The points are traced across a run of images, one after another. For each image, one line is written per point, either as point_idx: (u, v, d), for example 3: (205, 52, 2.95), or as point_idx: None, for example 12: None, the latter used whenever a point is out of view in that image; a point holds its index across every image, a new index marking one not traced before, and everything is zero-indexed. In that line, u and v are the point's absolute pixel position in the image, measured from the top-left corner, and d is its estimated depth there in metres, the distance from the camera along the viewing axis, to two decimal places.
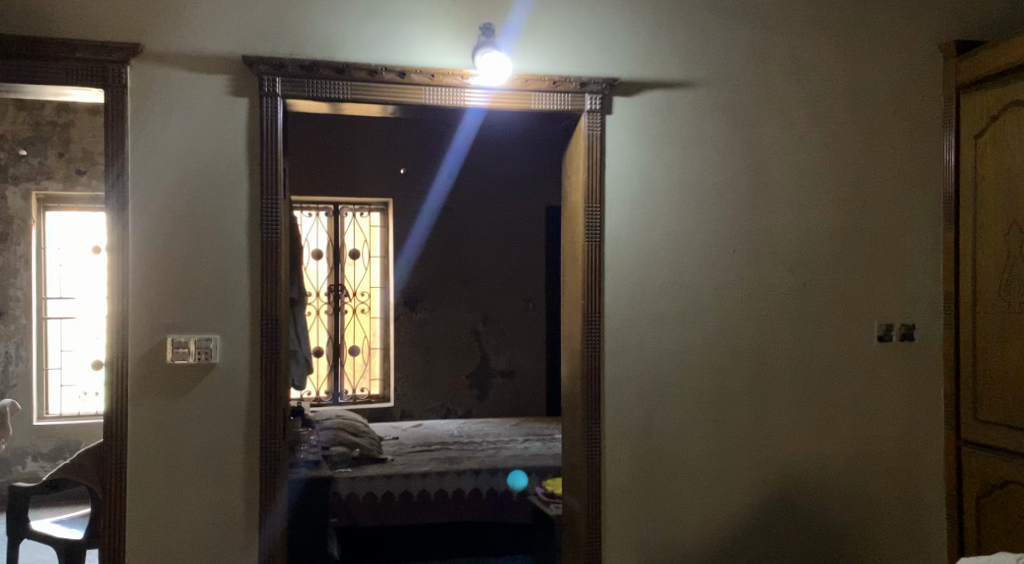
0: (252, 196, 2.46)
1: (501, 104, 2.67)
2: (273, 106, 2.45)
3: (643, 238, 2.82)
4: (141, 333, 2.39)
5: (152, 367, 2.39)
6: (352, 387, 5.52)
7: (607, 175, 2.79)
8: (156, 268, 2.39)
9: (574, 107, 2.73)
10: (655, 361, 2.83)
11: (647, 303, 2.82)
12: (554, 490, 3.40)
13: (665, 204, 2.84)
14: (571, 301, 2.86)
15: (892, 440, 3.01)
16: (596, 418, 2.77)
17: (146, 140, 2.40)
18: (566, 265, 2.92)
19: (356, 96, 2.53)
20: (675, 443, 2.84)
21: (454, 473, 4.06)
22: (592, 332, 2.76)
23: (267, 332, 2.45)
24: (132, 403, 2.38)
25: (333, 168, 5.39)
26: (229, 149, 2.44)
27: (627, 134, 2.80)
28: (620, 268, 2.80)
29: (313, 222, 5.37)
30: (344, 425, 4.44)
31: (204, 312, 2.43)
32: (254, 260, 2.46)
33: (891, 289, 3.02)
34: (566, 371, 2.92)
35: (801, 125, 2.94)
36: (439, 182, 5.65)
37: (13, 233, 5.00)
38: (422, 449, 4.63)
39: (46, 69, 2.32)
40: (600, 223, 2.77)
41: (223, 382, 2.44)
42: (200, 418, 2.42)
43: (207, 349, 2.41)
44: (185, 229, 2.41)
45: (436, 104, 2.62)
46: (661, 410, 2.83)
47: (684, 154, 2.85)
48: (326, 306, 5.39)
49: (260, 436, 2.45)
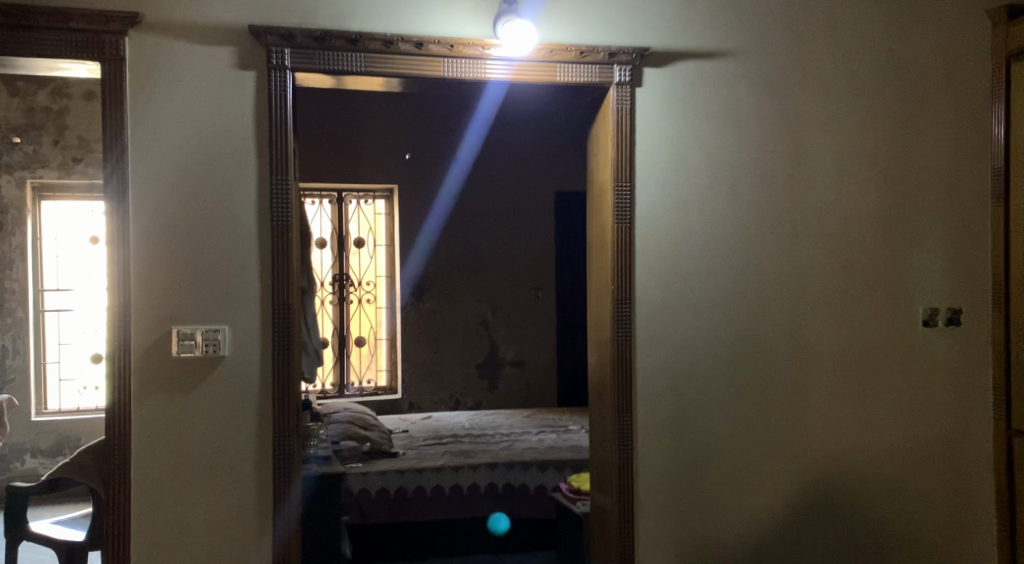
0: (261, 178, 2.29)
1: (524, 77, 2.50)
2: (283, 80, 2.28)
3: (676, 219, 2.65)
4: (143, 326, 2.22)
5: (157, 361, 2.23)
6: (359, 379, 5.35)
7: (637, 151, 2.62)
8: (159, 256, 2.22)
9: (602, 80, 2.56)
10: (689, 349, 2.67)
11: (681, 288, 2.66)
12: (580, 486, 3.26)
13: (698, 182, 2.67)
14: (599, 287, 2.70)
15: (935, 429, 2.86)
16: (628, 411, 2.61)
17: (145, 117, 2.22)
18: (593, 248, 2.75)
19: (372, 70, 2.36)
20: (711, 435, 2.69)
21: (470, 468, 3.90)
22: (622, 318, 2.60)
23: (279, 323, 2.28)
24: (135, 400, 2.22)
25: (336, 153, 5.22)
26: (236, 128, 2.27)
27: (658, 107, 2.63)
28: (652, 250, 2.64)
29: (316, 210, 5.22)
30: (353, 419, 4.29)
31: (211, 303, 2.26)
32: (264, 245, 2.29)
33: (936, 271, 2.86)
34: (593, 361, 2.76)
35: (841, 98, 2.77)
36: (444, 168, 5.46)
37: (8, 223, 4.82)
38: (435, 442, 4.48)
39: (37, 41, 2.14)
40: (630, 203, 2.60)
41: (233, 376, 2.28)
42: (209, 415, 2.26)
43: (216, 341, 2.25)
44: (189, 213, 2.24)
45: (454, 78, 2.45)
46: (695, 400, 2.68)
47: (718, 128, 2.68)
48: (331, 296, 5.24)
49: (273, 435, 2.29)
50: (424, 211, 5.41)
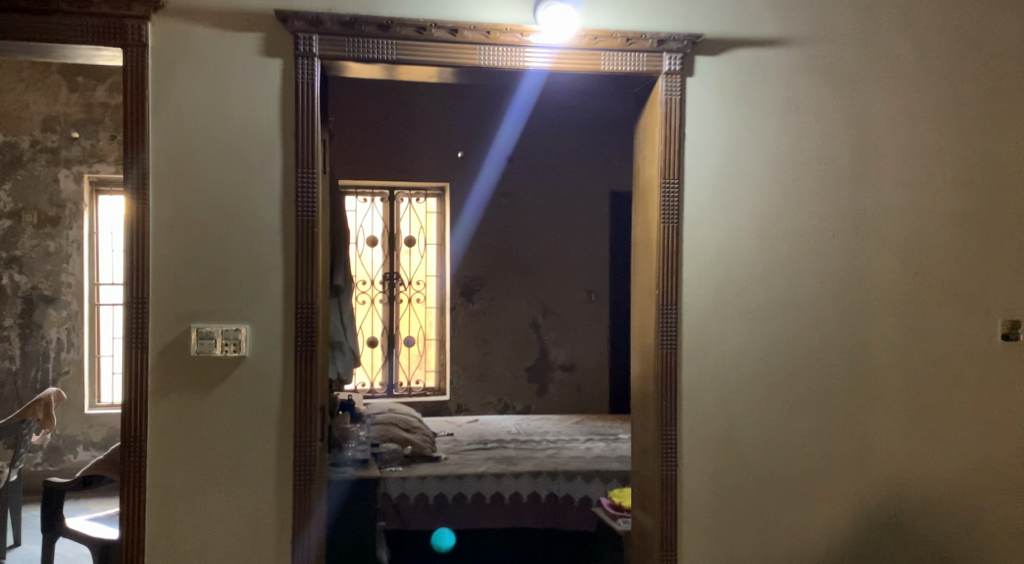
0: (287, 171, 2.19)
1: (565, 66, 2.34)
2: (310, 68, 2.18)
3: (729, 220, 2.45)
4: (162, 323, 2.15)
5: (176, 359, 2.16)
6: (407, 379, 5.27)
7: (687, 146, 2.43)
8: (179, 252, 2.15)
9: (650, 69, 2.38)
10: (740, 359, 2.46)
11: (733, 294, 2.46)
12: (622, 503, 3.08)
13: (754, 179, 2.46)
14: (643, 291, 2.52)
15: (1016, 453, 2.59)
16: (672, 424, 2.42)
17: (168, 106, 2.14)
18: (638, 250, 2.57)
19: (404, 59, 2.24)
20: (763, 453, 2.48)
21: (512, 476, 3.78)
22: (667, 324, 2.42)
23: (303, 324, 2.19)
24: (152, 399, 2.15)
25: (386, 150, 5.14)
26: (260, 118, 2.18)
27: (712, 98, 2.44)
28: (701, 252, 2.44)
29: (368, 208, 5.17)
30: (396, 420, 4.19)
31: (232, 301, 2.18)
32: (287, 241, 2.20)
33: (1019, 280, 2.59)
34: (636, 369, 2.57)
35: (914, 88, 2.53)
36: (494, 165, 5.31)
37: (66, 217, 4.88)
38: (479, 447, 4.34)
39: (60, 27, 2.09)
40: (678, 202, 2.42)
41: (254, 377, 2.19)
42: (228, 415, 2.18)
43: (236, 340, 2.16)
44: (210, 208, 2.16)
45: (491, 66, 2.31)
46: (746, 414, 2.47)
47: (778, 121, 2.47)
48: (380, 295, 5.17)
49: (294, 441, 2.20)
50: (473, 209, 5.29)
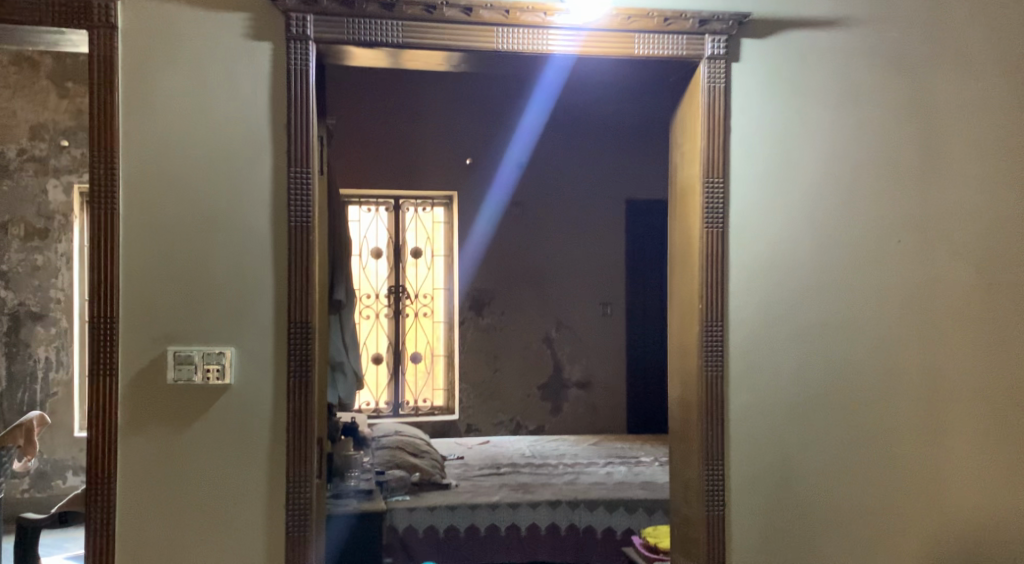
0: (277, 170, 1.91)
1: (595, 50, 2.06)
2: (304, 52, 1.91)
3: (780, 224, 2.16)
4: (134, 346, 1.86)
5: (150, 387, 1.87)
6: (414, 398, 4.97)
7: (733, 140, 2.14)
8: (152, 263, 1.87)
9: (690, 54, 2.10)
10: (793, 382, 2.16)
11: (787, 309, 2.16)
12: (656, 542, 2.79)
13: (807, 178, 2.17)
14: (683, 305, 2.23)
15: None
16: (718, 459, 2.13)
17: (141, 97, 1.86)
18: (676, 259, 2.28)
19: (413, 43, 1.97)
20: (822, 492, 2.17)
21: (529, 505, 3.48)
22: (712, 343, 2.13)
23: (297, 345, 1.91)
24: (122, 434, 1.86)
25: (392, 157, 4.86)
26: (248, 110, 1.90)
27: (761, 86, 2.15)
28: (749, 261, 2.15)
29: (372, 218, 4.90)
30: (402, 443, 3.90)
31: (216, 320, 1.89)
32: (279, 251, 1.91)
33: None
34: (675, 393, 2.28)
35: (986, 75, 2.23)
36: (505, 171, 5.03)
37: (55, 229, 4.61)
38: (491, 473, 4.03)
39: (15, 5, 1.80)
40: (723, 203, 2.13)
41: (241, 408, 1.90)
42: (212, 453, 1.90)
43: (220, 366, 1.88)
44: (190, 212, 1.88)
45: (510, 52, 2.03)
46: (800, 445, 2.17)
47: (834, 113, 2.18)
48: (386, 309, 4.88)
49: (286, 480, 1.92)
50: (487, 221, 5.01)
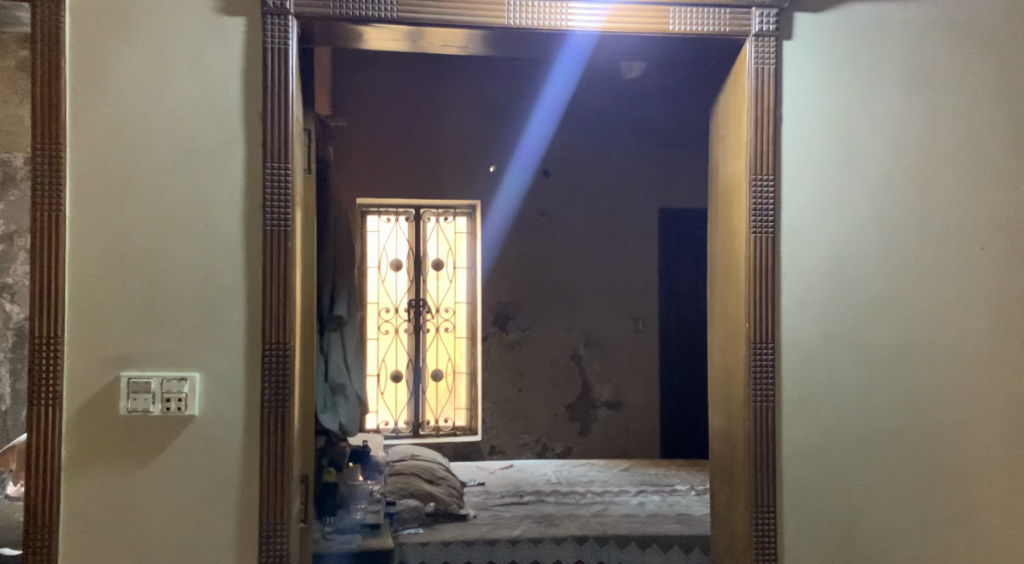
0: (251, 167, 1.65)
1: (622, 26, 1.77)
2: (283, 28, 1.64)
3: (840, 228, 1.84)
4: (83, 371, 1.60)
5: (100, 419, 1.60)
6: (435, 417, 4.67)
7: (785, 130, 1.83)
8: (105, 275, 1.61)
9: (735, 30, 1.80)
10: (857, 414, 1.83)
11: (850, 328, 1.83)
12: None
13: (874, 174, 1.84)
14: (726, 323, 1.91)
15: None
16: (767, 504, 1.80)
17: (94, 82, 1.61)
18: (718, 270, 1.97)
19: (410, 18, 1.69)
20: (894, 548, 1.83)
21: (552, 541, 3.14)
22: (760, 368, 1.81)
23: (272, 369, 1.63)
24: (68, 473, 1.59)
25: (411, 164, 4.60)
26: (217, 97, 1.64)
27: (818, 65, 1.84)
28: (804, 271, 1.83)
29: (391, 228, 4.63)
30: (418, 469, 3.59)
31: (178, 340, 1.62)
32: (253, 261, 1.64)
33: None
34: (718, 424, 1.96)
35: None
36: (516, 176, 4.73)
37: None
38: (513, 502, 3.72)
39: None
40: (773, 204, 1.81)
41: (207, 443, 1.63)
42: (173, 495, 1.62)
43: (182, 394, 1.61)
44: (148, 215, 1.62)
45: (523, 28, 1.74)
46: (865, 489, 1.83)
47: (906, 97, 1.85)
48: (405, 324, 4.60)
49: (259, 527, 1.64)
50: (504, 211, 4.71)
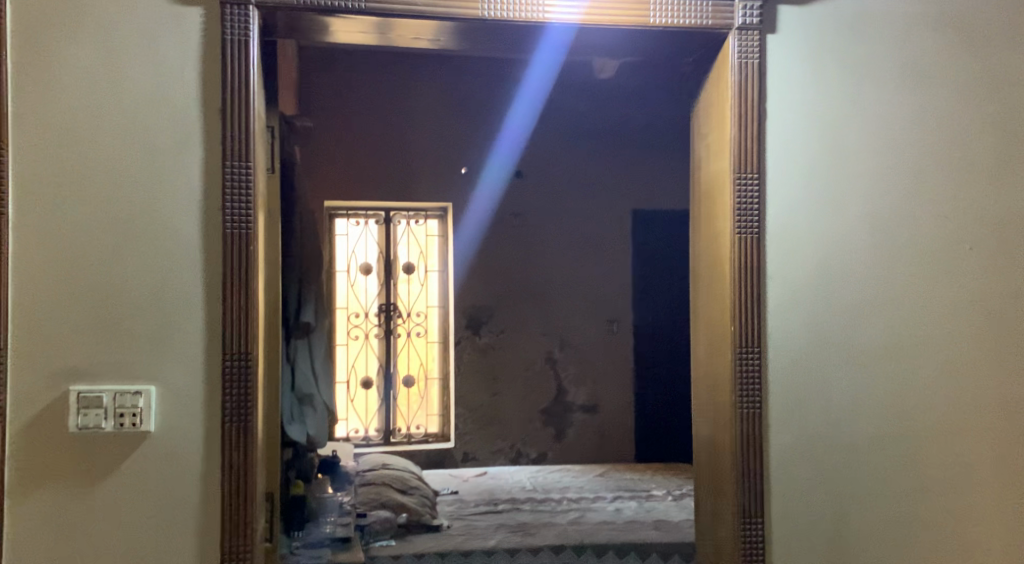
0: (210, 165, 1.54)
1: (602, 19, 1.69)
2: (242, 18, 1.54)
3: (826, 228, 1.78)
4: (28, 385, 1.48)
5: (47, 437, 1.48)
6: (407, 425, 4.56)
7: (769, 128, 1.77)
8: (52, 282, 1.49)
9: (717, 23, 1.73)
10: (845, 419, 1.77)
11: (837, 331, 1.78)
12: None
13: (859, 172, 1.79)
14: (711, 327, 1.85)
15: None
16: (755, 514, 1.74)
17: (37, 74, 1.50)
18: (702, 271, 1.90)
19: (378, 8, 1.60)
20: (882, 555, 1.78)
21: (529, 552, 3.05)
22: (746, 373, 1.74)
23: (233, 380, 1.53)
24: (12, 496, 1.47)
25: (381, 165, 4.50)
26: (173, 90, 1.53)
27: (803, 60, 1.78)
28: (790, 272, 1.77)
29: (360, 232, 4.49)
30: (389, 478, 3.44)
31: (131, 351, 1.51)
32: (212, 265, 1.54)
33: None
34: (703, 431, 1.89)
35: None
36: (488, 179, 4.65)
37: None
38: (488, 510, 3.62)
39: None
40: (758, 203, 1.75)
41: (165, 461, 1.52)
42: (127, 517, 1.51)
43: (137, 409, 1.50)
44: (99, 216, 1.51)
45: (498, 20, 1.66)
46: (854, 495, 1.77)
47: (890, 94, 1.80)
48: (376, 329, 4.49)
49: (221, 549, 1.53)
50: (477, 213, 4.63)
